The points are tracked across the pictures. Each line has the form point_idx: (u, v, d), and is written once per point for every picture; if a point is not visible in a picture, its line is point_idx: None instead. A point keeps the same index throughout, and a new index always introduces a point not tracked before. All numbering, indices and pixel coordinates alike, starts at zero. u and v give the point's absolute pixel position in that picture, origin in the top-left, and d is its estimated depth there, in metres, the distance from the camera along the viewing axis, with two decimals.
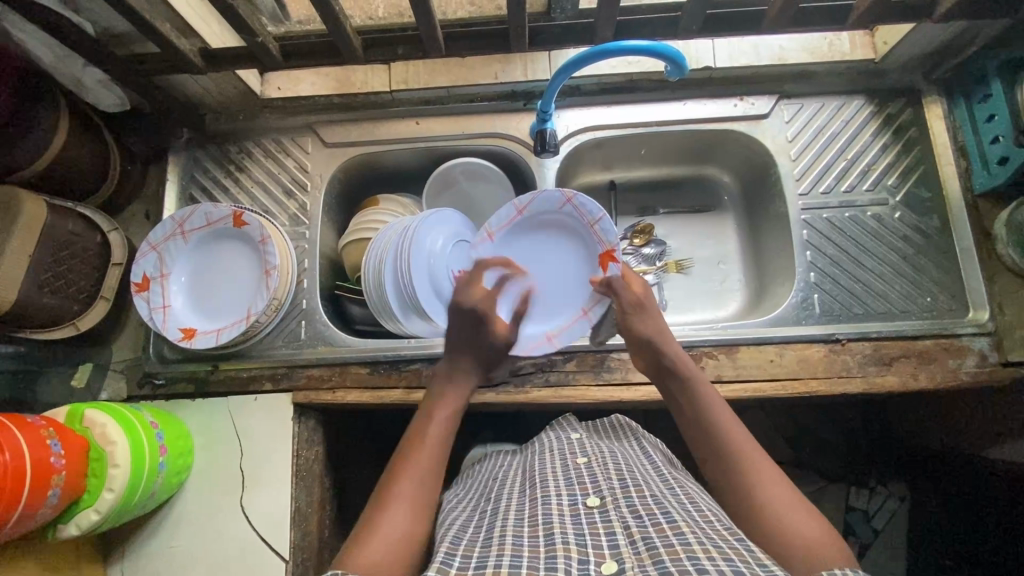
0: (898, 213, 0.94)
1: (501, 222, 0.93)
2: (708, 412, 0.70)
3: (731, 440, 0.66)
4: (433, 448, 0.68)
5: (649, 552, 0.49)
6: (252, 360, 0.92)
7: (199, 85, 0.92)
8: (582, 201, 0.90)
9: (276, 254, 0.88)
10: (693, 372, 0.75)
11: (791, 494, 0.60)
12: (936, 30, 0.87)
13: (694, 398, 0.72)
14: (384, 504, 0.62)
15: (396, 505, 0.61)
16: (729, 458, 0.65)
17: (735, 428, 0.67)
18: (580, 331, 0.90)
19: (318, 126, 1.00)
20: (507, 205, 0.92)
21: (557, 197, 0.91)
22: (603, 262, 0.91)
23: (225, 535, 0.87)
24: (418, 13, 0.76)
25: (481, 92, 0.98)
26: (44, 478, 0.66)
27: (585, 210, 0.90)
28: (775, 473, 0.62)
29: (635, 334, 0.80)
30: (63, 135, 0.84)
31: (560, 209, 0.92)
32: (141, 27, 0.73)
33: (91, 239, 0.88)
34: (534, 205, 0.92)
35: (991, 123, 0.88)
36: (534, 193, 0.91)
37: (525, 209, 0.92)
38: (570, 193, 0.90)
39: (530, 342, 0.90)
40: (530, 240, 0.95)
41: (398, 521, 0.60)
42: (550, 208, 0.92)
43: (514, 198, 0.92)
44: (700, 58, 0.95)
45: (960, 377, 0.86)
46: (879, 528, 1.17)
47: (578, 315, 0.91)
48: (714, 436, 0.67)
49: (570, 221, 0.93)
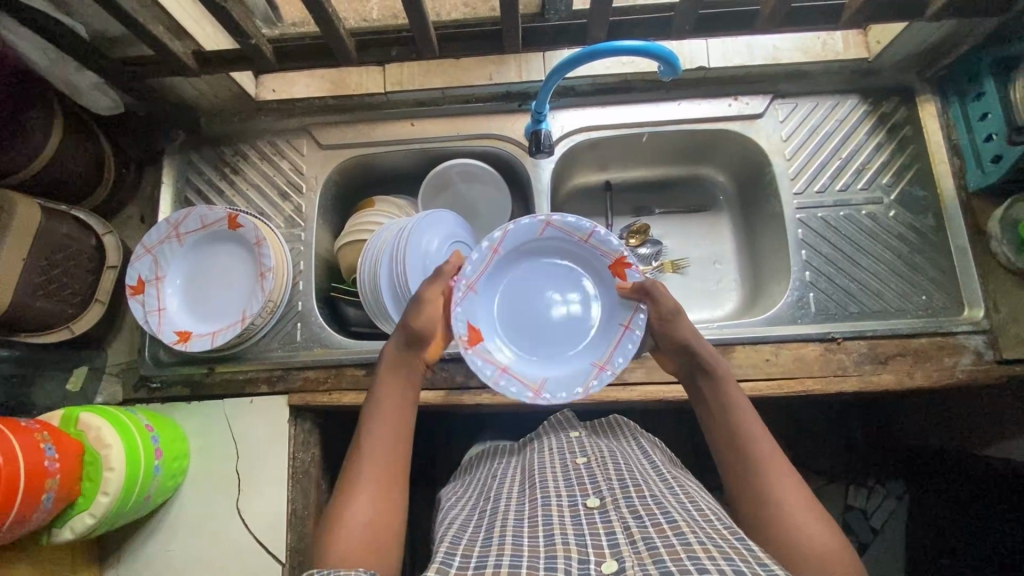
0: (893, 212, 0.94)
1: (481, 269, 0.83)
2: (730, 414, 0.69)
3: (749, 443, 0.66)
4: (390, 434, 0.69)
5: (648, 551, 0.49)
6: (248, 362, 0.92)
7: (194, 88, 0.92)
8: (563, 220, 0.82)
9: (271, 255, 0.88)
10: (720, 373, 0.74)
11: (804, 496, 0.61)
12: (929, 30, 0.87)
13: (719, 401, 0.71)
14: (348, 495, 0.63)
15: (361, 493, 0.63)
16: (741, 461, 0.65)
17: (756, 429, 0.67)
18: (634, 345, 0.80)
19: (313, 128, 1.00)
20: (479, 249, 0.81)
21: (532, 224, 0.82)
22: (619, 272, 0.83)
23: (221, 538, 0.87)
24: (411, 14, 0.76)
25: (476, 92, 0.98)
26: (38, 482, 0.66)
27: (571, 228, 0.82)
28: (789, 475, 0.62)
29: (674, 340, 0.77)
30: (57, 140, 0.84)
31: (541, 235, 0.84)
32: (134, 29, 0.73)
33: (86, 242, 0.88)
34: (509, 239, 0.83)
35: (985, 121, 0.88)
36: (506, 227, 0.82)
37: (499, 247, 0.83)
38: (546, 217, 0.82)
39: (581, 380, 0.80)
40: (518, 275, 0.86)
41: (365, 513, 0.61)
42: (526, 238, 0.84)
43: (484, 239, 0.82)
44: (694, 58, 0.95)
45: (956, 375, 0.86)
46: (877, 527, 1.17)
47: (622, 330, 0.82)
48: (731, 438, 0.67)
49: (555, 244, 0.85)
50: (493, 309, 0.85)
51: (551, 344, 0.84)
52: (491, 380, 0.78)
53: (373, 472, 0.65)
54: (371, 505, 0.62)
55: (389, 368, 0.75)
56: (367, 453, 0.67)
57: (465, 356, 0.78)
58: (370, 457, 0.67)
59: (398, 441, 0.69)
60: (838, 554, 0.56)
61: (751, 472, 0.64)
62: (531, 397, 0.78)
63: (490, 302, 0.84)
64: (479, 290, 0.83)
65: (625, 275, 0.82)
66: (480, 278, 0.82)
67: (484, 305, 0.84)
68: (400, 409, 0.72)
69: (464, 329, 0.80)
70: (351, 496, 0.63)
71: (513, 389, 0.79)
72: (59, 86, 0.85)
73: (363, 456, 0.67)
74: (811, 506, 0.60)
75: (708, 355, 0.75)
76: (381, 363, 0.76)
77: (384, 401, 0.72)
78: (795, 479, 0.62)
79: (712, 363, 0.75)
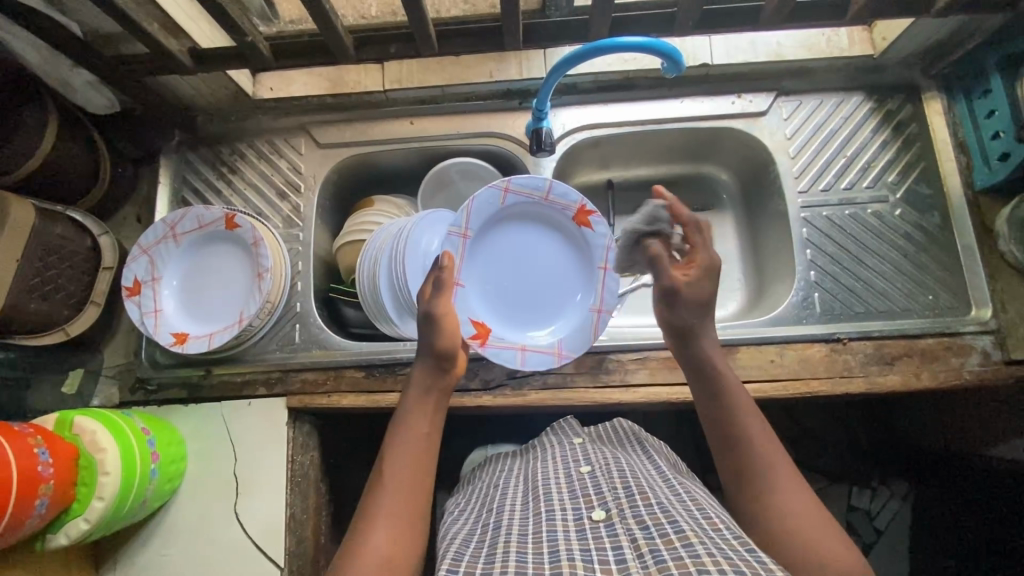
0: (898, 210, 0.93)
1: (459, 257, 0.86)
2: (734, 408, 0.66)
3: (751, 442, 0.63)
4: (417, 466, 0.63)
5: (657, 566, 0.47)
6: (245, 365, 0.91)
7: (190, 87, 0.90)
8: (519, 182, 0.86)
9: (269, 256, 0.87)
10: (721, 365, 0.71)
11: (807, 497, 0.59)
12: (935, 25, 0.85)
13: (722, 396, 0.68)
14: (364, 525, 0.58)
15: (379, 525, 0.57)
16: (744, 462, 0.63)
17: (760, 428, 0.65)
18: (618, 282, 0.89)
19: (311, 127, 0.98)
20: (451, 237, 0.84)
21: (492, 194, 0.85)
22: (584, 221, 0.89)
23: (219, 543, 0.86)
24: (410, 11, 0.75)
25: (477, 90, 0.97)
26: (30, 489, 0.64)
27: (529, 188, 0.87)
28: (790, 476, 0.61)
29: (677, 325, 0.74)
30: (52, 139, 0.82)
31: (503, 203, 0.87)
32: (128, 26, 0.71)
33: (81, 242, 0.87)
34: (474, 218, 0.86)
35: (991, 119, 0.87)
36: (467, 208, 0.85)
37: (467, 228, 0.86)
38: (503, 183, 0.85)
39: (589, 328, 0.88)
40: (495, 248, 0.89)
41: (384, 541, 0.56)
42: (489, 209, 0.87)
43: (452, 226, 0.84)
44: (697, 54, 0.93)
45: (963, 376, 0.85)
46: (881, 528, 1.16)
47: (601, 272, 0.90)
48: (733, 437, 0.65)
49: (519, 207, 0.89)
50: (485, 293, 0.88)
51: (550, 301, 0.90)
52: (516, 363, 0.85)
53: (394, 499, 0.60)
54: (391, 531, 0.57)
55: (418, 392, 0.69)
56: (388, 481, 0.61)
57: (484, 354, 0.84)
58: (393, 486, 0.61)
59: (423, 470, 0.63)
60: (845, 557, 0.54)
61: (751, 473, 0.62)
62: (555, 360, 0.87)
63: (479, 286, 0.88)
64: (465, 278, 0.87)
65: (590, 223, 0.89)
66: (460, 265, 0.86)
67: (476, 293, 0.88)
68: (426, 439, 0.66)
69: (471, 328, 0.85)
70: (369, 524, 0.58)
71: (538, 360, 0.86)
72: (52, 84, 0.84)
73: (385, 485, 0.61)
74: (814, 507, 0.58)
75: (711, 340, 0.73)
76: (411, 390, 0.70)
77: (408, 429, 0.66)
78: (797, 480, 0.61)
79: (713, 353, 0.72)
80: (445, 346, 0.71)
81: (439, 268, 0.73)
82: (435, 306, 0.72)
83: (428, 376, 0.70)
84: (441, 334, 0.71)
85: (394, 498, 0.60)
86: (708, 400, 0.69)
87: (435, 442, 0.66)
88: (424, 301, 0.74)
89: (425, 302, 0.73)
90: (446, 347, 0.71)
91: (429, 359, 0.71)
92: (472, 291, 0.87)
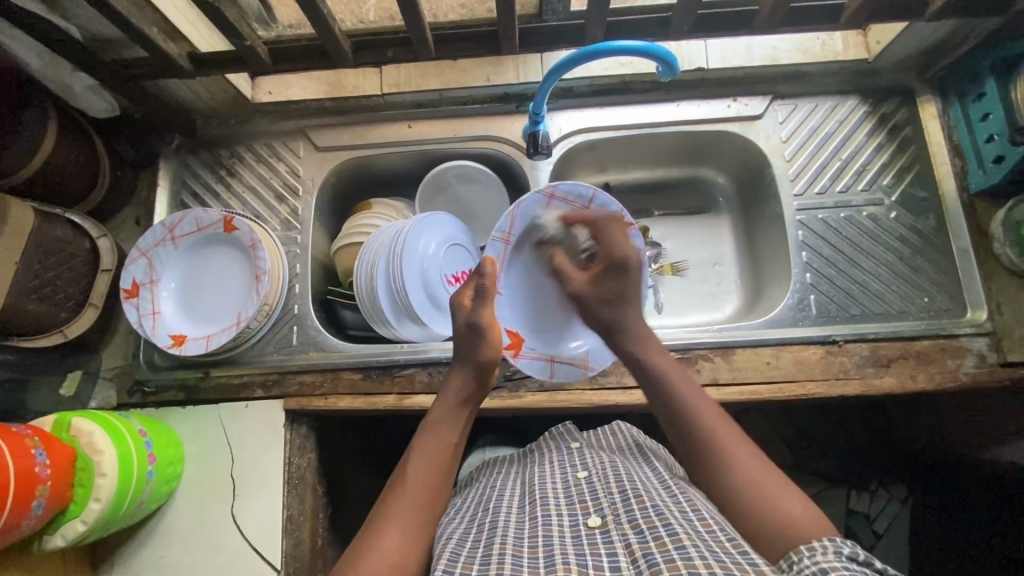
0: (894, 213, 0.93)
1: (499, 262, 0.90)
2: (677, 394, 0.67)
3: (699, 427, 0.63)
4: (437, 474, 0.63)
5: (650, 569, 0.47)
6: (243, 367, 0.91)
7: (190, 91, 0.91)
8: (564, 189, 0.87)
9: (267, 258, 0.87)
10: (658, 355, 0.72)
11: (765, 468, 0.59)
12: (929, 29, 0.86)
13: (662, 386, 0.68)
14: (376, 527, 0.58)
15: (389, 528, 0.58)
16: (695, 444, 0.62)
17: (708, 408, 0.65)
18: None
19: (310, 130, 0.99)
20: (492, 241, 0.89)
21: (537, 199, 0.88)
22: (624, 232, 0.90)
23: (216, 545, 0.86)
24: (408, 16, 0.75)
25: (474, 94, 0.97)
26: (28, 490, 0.65)
27: (573, 196, 0.88)
28: (745, 448, 0.61)
29: (600, 320, 0.78)
30: (51, 142, 0.83)
31: (548, 208, 0.89)
32: (127, 30, 0.72)
33: (81, 245, 0.87)
34: (518, 224, 0.89)
35: (986, 122, 0.87)
36: (511, 214, 0.88)
37: (511, 234, 0.89)
38: (549, 189, 0.87)
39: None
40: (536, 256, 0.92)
41: (394, 543, 0.56)
42: (534, 214, 0.89)
43: (495, 231, 0.88)
44: (692, 59, 0.94)
45: (959, 378, 0.85)
46: (880, 532, 1.16)
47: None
48: (681, 423, 0.64)
49: (563, 215, 0.90)
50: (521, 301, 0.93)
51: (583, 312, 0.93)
52: (545, 374, 0.89)
53: (411, 504, 0.60)
54: (402, 534, 0.57)
55: (452, 401, 0.71)
56: (408, 486, 0.62)
57: (517, 364, 0.88)
58: (412, 490, 0.62)
59: (442, 480, 0.64)
60: (807, 521, 0.55)
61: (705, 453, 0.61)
62: (583, 373, 0.89)
63: (518, 287, 0.93)
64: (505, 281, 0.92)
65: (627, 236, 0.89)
66: (502, 268, 0.91)
67: (512, 300, 0.92)
68: (452, 450, 0.67)
69: (505, 338, 0.89)
70: (382, 528, 0.58)
71: (566, 371, 0.89)
72: (52, 88, 0.84)
73: (405, 489, 0.62)
74: (773, 478, 0.58)
75: (636, 331, 0.75)
76: (446, 397, 0.71)
77: (437, 437, 0.67)
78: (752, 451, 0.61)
79: (647, 345, 0.73)
80: (490, 359, 0.72)
81: (481, 274, 0.75)
82: (478, 316, 0.74)
83: (467, 386, 0.72)
84: (485, 345, 0.73)
85: (411, 503, 0.60)
86: (651, 393, 0.69)
87: (458, 453, 0.67)
88: (465, 311, 0.75)
89: (468, 311, 0.75)
90: (487, 358, 0.73)
91: (468, 370, 0.72)
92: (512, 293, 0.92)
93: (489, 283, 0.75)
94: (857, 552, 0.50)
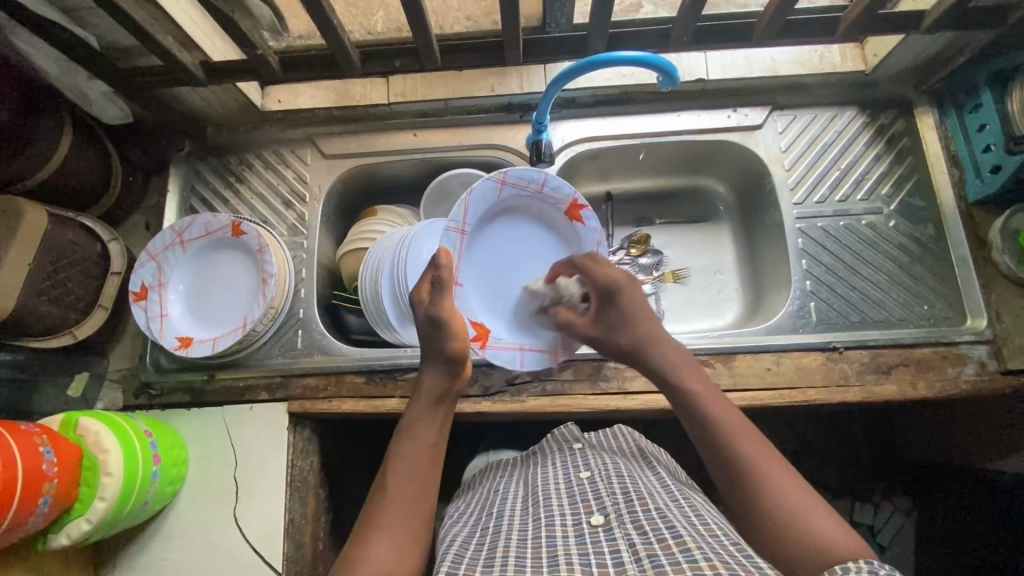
0: (893, 221, 0.94)
1: (456, 252, 0.86)
2: (709, 416, 0.65)
3: (734, 444, 0.62)
4: (422, 475, 0.63)
5: (654, 569, 0.48)
6: (249, 369, 0.92)
7: (202, 99, 0.93)
8: (515, 175, 0.86)
9: (273, 262, 0.89)
10: (688, 374, 0.70)
11: (797, 486, 0.59)
12: (925, 42, 0.88)
13: (695, 410, 0.67)
14: (365, 536, 0.58)
15: (378, 538, 0.57)
16: (724, 466, 0.62)
17: (739, 427, 0.63)
18: None
19: (318, 138, 1.01)
20: (446, 233, 0.85)
21: (490, 184, 0.85)
22: (574, 215, 0.91)
23: (219, 547, 0.86)
24: (416, 28, 0.77)
25: (478, 104, 1.00)
26: (34, 487, 0.65)
27: (525, 179, 0.87)
28: (777, 465, 0.60)
29: (620, 348, 0.76)
30: (66, 148, 0.85)
31: (500, 195, 0.87)
32: (146, 41, 0.74)
33: (92, 248, 0.89)
34: (471, 213, 0.86)
35: (983, 132, 0.88)
36: (465, 201, 0.85)
37: (465, 225, 0.86)
38: (500, 176, 0.85)
39: None
40: (486, 242, 0.90)
41: (384, 559, 0.55)
42: (486, 202, 0.87)
43: (448, 222, 0.85)
44: (693, 70, 0.96)
45: (960, 385, 0.86)
46: (885, 544, 1.11)
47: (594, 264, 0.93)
48: (714, 446, 0.63)
49: (514, 197, 0.89)
50: (479, 286, 0.90)
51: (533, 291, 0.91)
52: (516, 364, 0.88)
53: (400, 512, 0.60)
54: (392, 548, 0.56)
55: (429, 399, 0.70)
56: (391, 499, 0.61)
57: (485, 355, 0.86)
58: (394, 503, 0.60)
59: (426, 488, 0.63)
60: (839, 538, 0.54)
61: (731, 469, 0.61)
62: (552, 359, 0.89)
63: (477, 286, 0.89)
64: (464, 279, 0.88)
65: (581, 217, 0.91)
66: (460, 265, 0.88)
67: (471, 292, 0.89)
68: (433, 449, 0.66)
69: (472, 330, 0.86)
70: (371, 535, 0.57)
71: (536, 359, 0.89)
72: (69, 95, 0.86)
73: (387, 505, 0.60)
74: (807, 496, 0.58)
75: (663, 351, 0.73)
76: (420, 395, 0.70)
77: (416, 438, 0.67)
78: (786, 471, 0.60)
79: (676, 360, 0.72)
80: (456, 350, 0.70)
81: (437, 266, 0.73)
82: (438, 309, 0.71)
83: (442, 381, 0.71)
84: (450, 335, 0.71)
85: (397, 513, 0.60)
86: (684, 418, 0.68)
87: (441, 452, 0.67)
88: (425, 304, 0.73)
89: (427, 304, 0.73)
90: (455, 351, 0.71)
91: (440, 366, 0.71)
92: (473, 297, 0.89)
93: (447, 273, 0.73)
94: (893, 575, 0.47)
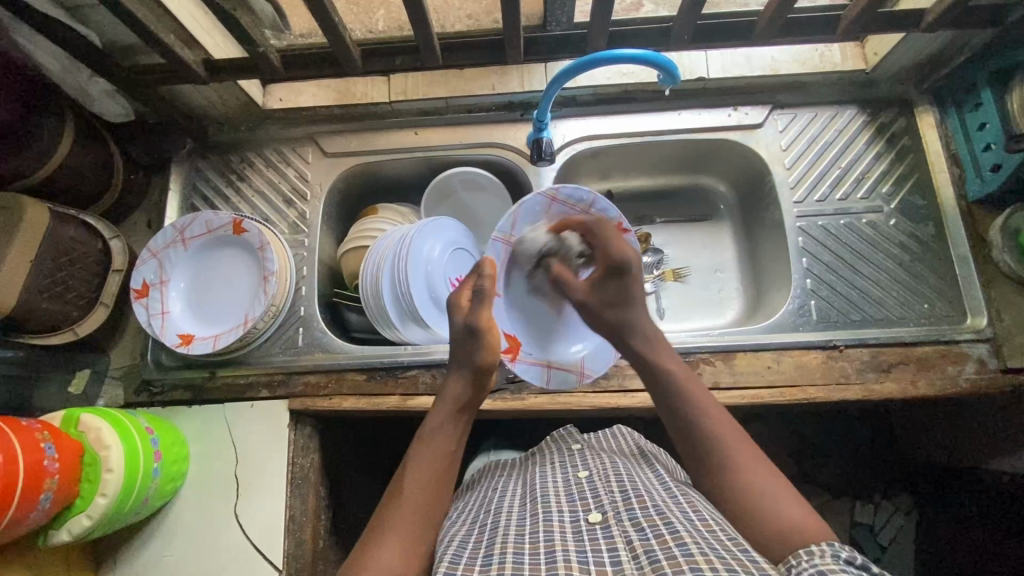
0: (893, 220, 0.94)
1: (500, 264, 0.85)
2: (686, 398, 0.66)
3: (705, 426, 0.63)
4: (435, 481, 0.63)
5: (652, 565, 0.48)
6: (250, 366, 0.93)
7: (203, 97, 0.93)
8: (568, 193, 0.83)
9: (275, 259, 0.89)
10: (666, 356, 0.71)
11: (765, 470, 0.59)
12: (925, 41, 0.88)
13: (671, 389, 0.67)
14: (375, 540, 0.58)
15: (386, 542, 0.57)
16: (696, 449, 0.62)
17: (716, 413, 0.64)
18: None
19: (318, 136, 1.01)
20: (492, 244, 0.84)
21: (541, 200, 0.84)
22: None
23: (221, 544, 0.86)
24: (417, 25, 0.77)
25: (479, 103, 1.00)
26: (35, 481, 0.65)
27: (576, 199, 0.84)
28: (748, 454, 0.61)
29: (604, 323, 0.76)
30: (68, 145, 0.86)
31: (549, 212, 0.85)
32: (148, 39, 0.74)
33: (93, 245, 0.89)
34: (520, 226, 0.84)
35: (983, 131, 0.89)
36: (514, 214, 0.83)
37: (512, 239, 0.84)
38: (552, 192, 0.83)
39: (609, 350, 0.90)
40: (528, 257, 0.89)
41: (392, 561, 0.55)
42: (535, 218, 0.85)
43: (497, 232, 0.83)
44: (694, 68, 0.96)
45: (960, 384, 0.86)
46: (886, 544, 1.13)
47: None
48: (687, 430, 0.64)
49: None
50: (516, 300, 0.89)
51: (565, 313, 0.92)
52: (542, 381, 0.88)
53: (410, 516, 0.60)
54: (401, 551, 0.57)
55: (451, 406, 0.70)
56: (404, 504, 0.61)
57: (515, 369, 0.86)
58: (407, 508, 0.61)
59: (440, 495, 0.63)
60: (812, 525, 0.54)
61: (707, 454, 0.61)
62: (580, 380, 0.89)
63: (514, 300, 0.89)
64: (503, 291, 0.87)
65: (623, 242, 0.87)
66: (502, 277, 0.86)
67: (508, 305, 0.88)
68: (451, 456, 0.66)
69: (505, 343, 0.86)
70: (381, 539, 0.58)
71: (560, 378, 0.89)
72: (71, 93, 0.87)
73: (400, 509, 0.60)
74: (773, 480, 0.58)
75: (645, 332, 0.73)
76: (443, 403, 0.70)
77: (432, 444, 0.66)
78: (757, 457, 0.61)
79: (655, 341, 0.72)
80: (486, 363, 0.71)
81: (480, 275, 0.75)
82: (477, 318, 0.72)
83: (466, 391, 0.71)
84: (483, 347, 0.71)
85: (407, 518, 0.60)
86: (660, 397, 0.68)
87: (458, 459, 0.67)
88: (463, 311, 0.74)
89: (466, 312, 0.74)
90: (486, 363, 0.71)
91: (466, 375, 0.71)
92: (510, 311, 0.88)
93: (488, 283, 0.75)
94: (853, 555, 0.48)
